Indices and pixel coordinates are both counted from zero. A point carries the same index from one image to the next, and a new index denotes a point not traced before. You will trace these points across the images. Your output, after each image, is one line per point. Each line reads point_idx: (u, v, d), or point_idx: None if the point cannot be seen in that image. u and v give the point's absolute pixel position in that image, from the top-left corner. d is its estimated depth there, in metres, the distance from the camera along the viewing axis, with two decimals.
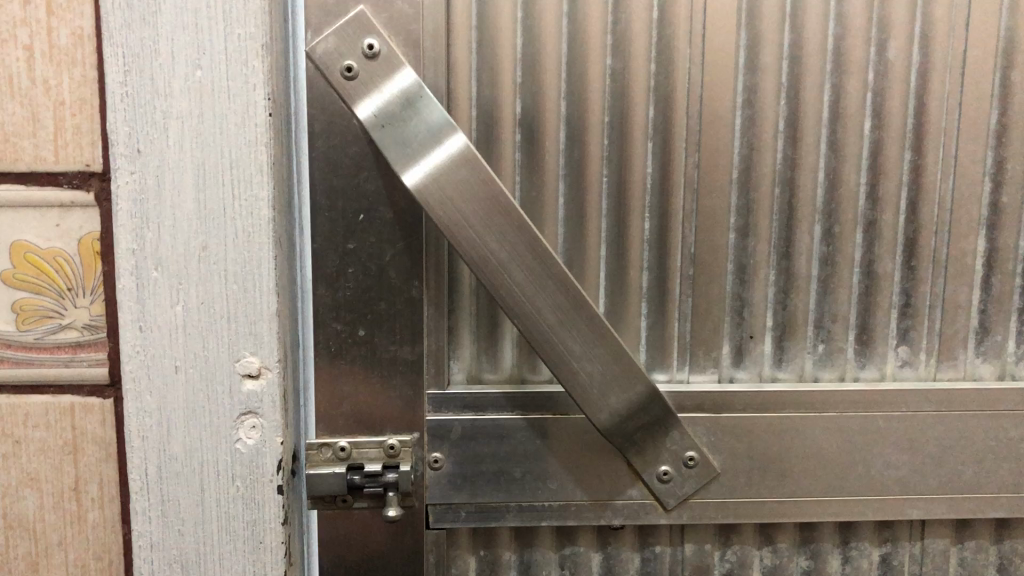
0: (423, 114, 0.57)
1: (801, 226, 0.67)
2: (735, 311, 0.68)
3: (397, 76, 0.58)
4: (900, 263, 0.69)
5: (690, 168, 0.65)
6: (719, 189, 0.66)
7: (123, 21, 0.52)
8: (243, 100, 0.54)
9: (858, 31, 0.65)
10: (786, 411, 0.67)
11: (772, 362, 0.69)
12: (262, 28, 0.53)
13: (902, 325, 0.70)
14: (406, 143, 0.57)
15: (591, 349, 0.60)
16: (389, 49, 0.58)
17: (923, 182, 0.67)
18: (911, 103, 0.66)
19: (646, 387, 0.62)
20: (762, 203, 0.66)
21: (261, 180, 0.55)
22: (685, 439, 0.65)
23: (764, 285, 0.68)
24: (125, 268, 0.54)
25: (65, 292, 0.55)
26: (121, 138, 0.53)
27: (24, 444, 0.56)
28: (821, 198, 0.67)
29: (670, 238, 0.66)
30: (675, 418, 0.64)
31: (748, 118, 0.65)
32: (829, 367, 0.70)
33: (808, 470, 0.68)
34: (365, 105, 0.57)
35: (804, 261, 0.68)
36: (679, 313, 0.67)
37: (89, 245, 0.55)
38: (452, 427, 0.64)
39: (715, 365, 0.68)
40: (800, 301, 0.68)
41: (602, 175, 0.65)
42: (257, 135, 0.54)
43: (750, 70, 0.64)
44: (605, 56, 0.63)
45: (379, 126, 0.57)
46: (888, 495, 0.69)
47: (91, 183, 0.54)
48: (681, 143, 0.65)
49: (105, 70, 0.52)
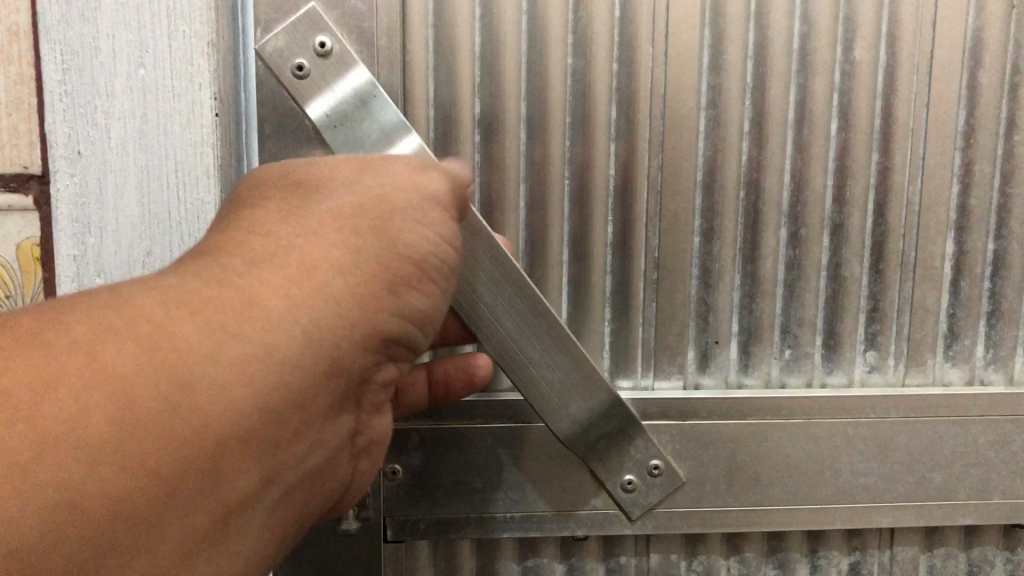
0: (377, 114, 0.54)
1: (768, 230, 0.66)
2: (701, 315, 0.66)
3: (351, 75, 0.55)
4: (868, 267, 0.68)
5: (653, 170, 0.64)
6: (684, 192, 0.64)
7: (61, 18, 0.50)
8: (188, 101, 0.52)
9: (823, 31, 0.64)
10: (753, 418, 0.66)
11: (738, 368, 0.68)
12: (207, 26, 0.52)
13: (870, 330, 0.69)
14: (360, 143, 0.54)
15: (553, 357, 0.58)
16: (341, 47, 0.55)
17: (890, 184, 0.66)
18: (878, 104, 0.65)
19: (610, 395, 0.60)
20: (728, 205, 0.65)
21: (207, 184, 0.53)
22: (649, 447, 0.63)
23: (730, 290, 0.66)
24: (66, 275, 0.52)
25: (2, 299, 0.52)
26: (61, 139, 0.51)
27: None
28: (787, 200, 0.66)
29: (634, 242, 0.65)
30: (638, 425, 0.62)
31: (713, 118, 0.64)
32: (795, 373, 0.68)
33: (776, 478, 0.66)
34: (316, 105, 0.54)
35: (770, 265, 0.66)
36: (643, 318, 0.66)
37: (28, 250, 0.52)
38: (409, 436, 0.63)
39: (680, 371, 0.67)
40: (767, 306, 0.67)
41: (564, 176, 0.63)
42: (203, 137, 0.52)
43: (715, 69, 0.63)
44: (566, 55, 0.62)
45: (332, 126, 0.54)
46: (856, 504, 0.67)
47: (30, 186, 0.51)
48: (645, 144, 0.63)
49: (42, 68, 0.50)
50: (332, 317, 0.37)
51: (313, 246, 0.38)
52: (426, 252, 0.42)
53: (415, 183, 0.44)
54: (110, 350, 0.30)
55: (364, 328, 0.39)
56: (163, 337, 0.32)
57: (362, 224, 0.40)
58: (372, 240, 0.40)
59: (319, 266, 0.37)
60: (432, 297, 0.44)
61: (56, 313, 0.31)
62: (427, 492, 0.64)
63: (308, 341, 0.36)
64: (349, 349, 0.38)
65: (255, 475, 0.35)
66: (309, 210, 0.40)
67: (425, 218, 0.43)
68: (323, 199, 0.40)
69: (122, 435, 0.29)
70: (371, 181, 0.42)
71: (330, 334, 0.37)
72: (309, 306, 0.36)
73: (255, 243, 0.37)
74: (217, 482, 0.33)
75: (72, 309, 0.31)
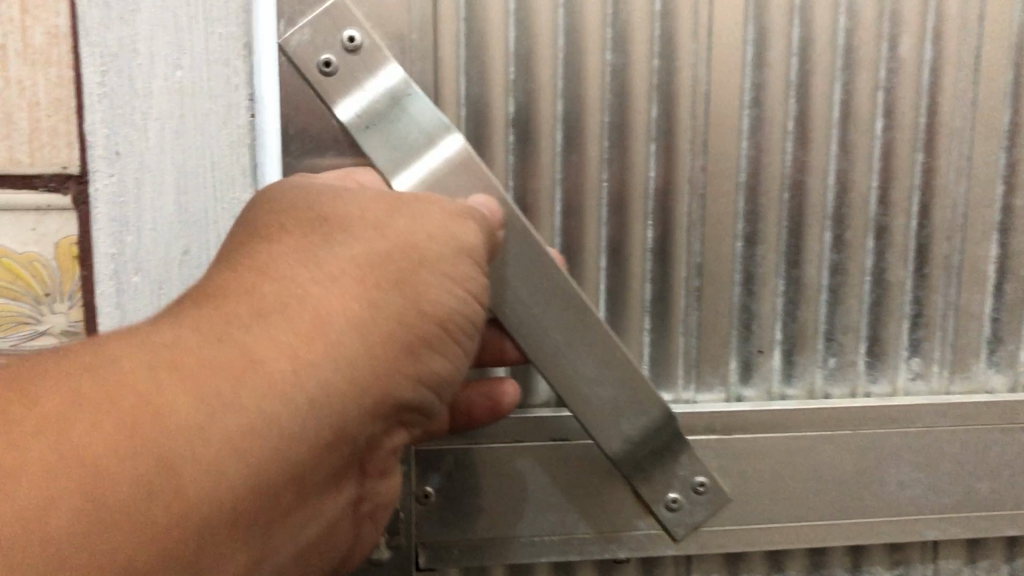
0: (411, 115, 0.54)
1: (811, 234, 0.65)
2: (743, 324, 0.66)
3: (382, 73, 0.54)
4: (912, 271, 0.67)
5: (695, 171, 0.63)
6: (726, 194, 0.64)
7: (101, 21, 0.51)
8: (224, 100, 0.53)
9: (868, 27, 0.63)
10: (797, 429, 0.65)
11: (780, 377, 0.67)
12: (243, 28, 0.53)
13: (914, 336, 0.68)
14: (397, 147, 0.54)
15: (602, 371, 0.57)
16: (370, 42, 0.54)
17: (934, 184, 0.66)
18: (923, 101, 0.64)
19: (662, 412, 0.58)
20: (771, 208, 0.64)
21: (243, 181, 0.54)
22: (694, 463, 0.61)
23: (773, 296, 0.65)
24: (104, 273, 0.53)
25: (41, 298, 0.53)
26: (100, 140, 0.52)
27: None
28: (831, 202, 0.65)
29: (674, 249, 0.64)
30: (683, 441, 0.60)
31: (756, 118, 0.63)
32: (838, 382, 0.68)
33: (820, 491, 0.65)
34: (346, 105, 0.54)
35: (813, 270, 0.66)
36: (684, 326, 0.65)
37: (67, 249, 0.53)
38: (443, 458, 0.63)
39: (722, 382, 0.66)
40: (810, 312, 0.66)
41: (602, 179, 0.63)
42: (238, 137, 0.54)
43: (758, 66, 0.62)
44: (604, 52, 0.61)
45: (362, 128, 0.54)
46: (904, 516, 0.67)
47: (69, 186, 0.52)
48: (684, 145, 0.63)
49: (82, 70, 0.51)
50: (334, 387, 0.38)
51: (324, 309, 0.39)
52: (446, 310, 0.44)
53: (447, 229, 0.45)
54: (94, 434, 0.32)
55: (371, 390, 0.40)
56: (153, 412, 0.34)
57: (384, 279, 0.41)
58: (390, 298, 0.41)
59: (329, 324, 0.39)
60: (450, 352, 0.45)
61: (57, 376, 0.34)
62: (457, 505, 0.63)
63: (308, 416, 0.37)
64: (355, 418, 0.40)
65: (247, 547, 0.37)
66: (333, 261, 0.41)
67: (455, 271, 0.44)
68: (346, 248, 0.42)
69: (96, 527, 0.31)
70: (399, 232, 0.43)
71: (330, 407, 0.38)
72: (310, 377, 0.38)
73: (267, 293, 0.39)
74: (198, 565, 0.34)
75: (79, 373, 0.34)
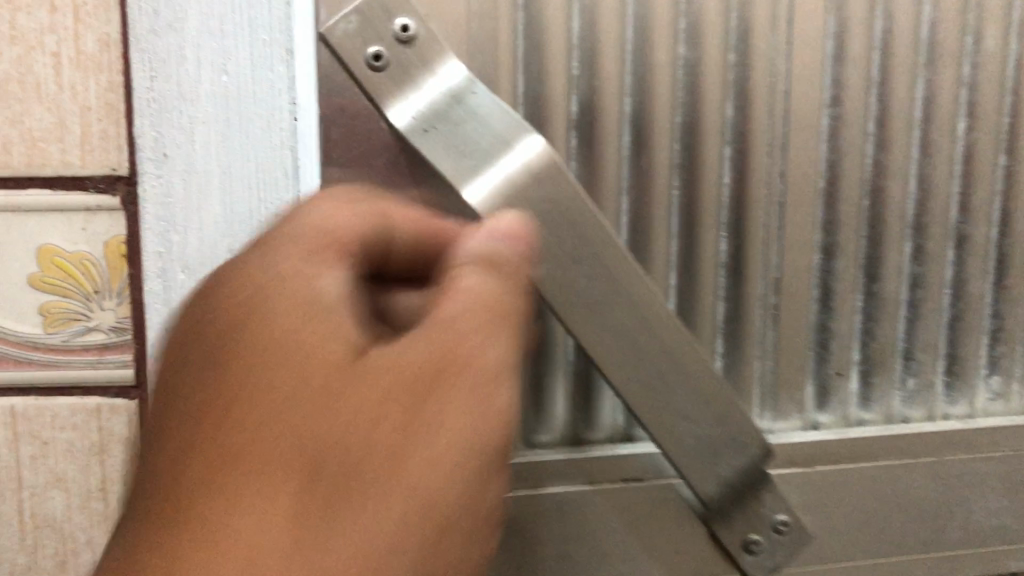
0: (472, 112, 0.56)
1: (890, 245, 0.67)
2: (820, 349, 0.68)
3: (443, 70, 0.56)
4: (992, 284, 0.70)
5: (774, 176, 0.65)
6: (806, 201, 0.65)
7: (149, 27, 0.51)
8: (268, 105, 0.53)
9: (951, 32, 0.65)
10: (884, 457, 0.68)
11: (857, 402, 0.69)
12: (287, 32, 0.53)
13: (993, 351, 0.71)
14: (463, 148, 0.55)
15: (696, 403, 0.59)
16: (424, 32, 0.56)
17: (1015, 186, 0.68)
18: (1005, 101, 0.67)
19: (758, 448, 0.62)
20: (849, 216, 0.66)
21: (288, 184, 0.54)
22: (776, 501, 0.64)
23: (850, 315, 0.68)
24: (151, 272, 0.53)
25: (90, 295, 0.55)
26: (148, 143, 0.52)
27: (51, 445, 0.56)
28: (911, 210, 0.67)
29: (749, 261, 0.65)
30: (768, 479, 0.64)
31: (835, 118, 0.65)
32: (916, 404, 0.70)
33: (902, 515, 0.69)
34: (399, 109, 0.55)
35: (892, 283, 0.68)
36: (760, 347, 0.67)
37: (115, 247, 0.55)
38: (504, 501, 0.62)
39: (799, 411, 0.68)
40: (888, 330, 0.68)
41: (673, 188, 0.64)
42: (281, 140, 0.53)
43: (837, 58, 0.64)
44: (677, 45, 0.62)
45: (422, 130, 0.55)
46: (985, 545, 0.71)
47: (118, 188, 0.53)
48: (761, 149, 0.64)
49: (132, 75, 0.52)
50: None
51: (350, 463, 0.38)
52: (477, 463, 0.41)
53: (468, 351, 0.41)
54: None
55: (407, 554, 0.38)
56: None
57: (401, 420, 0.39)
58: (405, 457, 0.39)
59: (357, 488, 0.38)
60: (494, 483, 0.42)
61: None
62: (529, 532, 0.63)
63: None
64: None
65: None
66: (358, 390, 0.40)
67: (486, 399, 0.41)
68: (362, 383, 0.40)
69: None
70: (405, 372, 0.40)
71: None
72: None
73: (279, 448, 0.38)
74: None
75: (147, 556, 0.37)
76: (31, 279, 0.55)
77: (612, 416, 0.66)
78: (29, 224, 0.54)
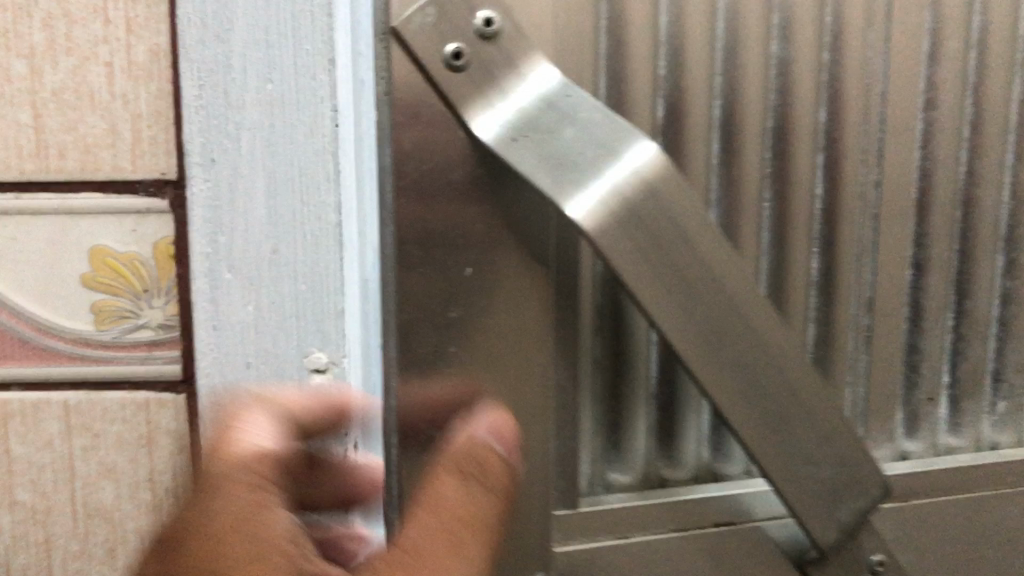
0: (574, 117, 0.48)
1: (982, 260, 0.62)
2: (908, 379, 0.63)
3: (534, 74, 0.49)
4: None
5: (868, 188, 0.59)
6: (900, 216, 0.59)
7: (197, 39, 0.53)
8: (310, 111, 0.54)
9: None
10: (979, 490, 0.64)
11: (943, 431, 0.64)
12: (329, 41, 0.53)
13: None
14: (565, 170, 0.47)
15: (820, 444, 0.54)
16: (509, 25, 0.48)
17: None
18: None
19: (877, 490, 0.56)
20: (937, 230, 0.60)
21: (328, 187, 0.54)
22: (873, 541, 0.58)
23: (936, 335, 0.62)
24: (199, 271, 0.55)
25: (140, 293, 0.57)
26: (196, 148, 0.54)
27: (102, 437, 0.58)
28: (1003, 219, 0.62)
29: (843, 280, 0.59)
30: (866, 521, 0.57)
31: (931, 117, 0.59)
32: (1008, 428, 0.65)
33: (1000, 551, 0.64)
34: (484, 120, 0.48)
35: (983, 298, 0.62)
36: (853, 376, 0.61)
37: (163, 248, 0.57)
38: (581, 558, 0.55)
39: (892, 439, 0.63)
40: (974, 350, 0.63)
41: (764, 200, 0.58)
42: (324, 146, 0.54)
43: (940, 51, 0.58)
44: (771, 41, 0.55)
45: (513, 138, 0.48)
46: None
47: (167, 191, 0.56)
48: (856, 158, 0.58)
49: (181, 83, 0.54)
50: None
51: None
52: None
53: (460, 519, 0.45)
54: None
55: None
56: None
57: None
58: None
59: None
60: None
61: None
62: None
63: None
64: None
65: None
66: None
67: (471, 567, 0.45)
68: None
69: None
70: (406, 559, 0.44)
71: None
72: None
73: None
74: None
75: None
76: (84, 278, 0.57)
77: (697, 450, 0.60)
78: (83, 226, 0.57)
